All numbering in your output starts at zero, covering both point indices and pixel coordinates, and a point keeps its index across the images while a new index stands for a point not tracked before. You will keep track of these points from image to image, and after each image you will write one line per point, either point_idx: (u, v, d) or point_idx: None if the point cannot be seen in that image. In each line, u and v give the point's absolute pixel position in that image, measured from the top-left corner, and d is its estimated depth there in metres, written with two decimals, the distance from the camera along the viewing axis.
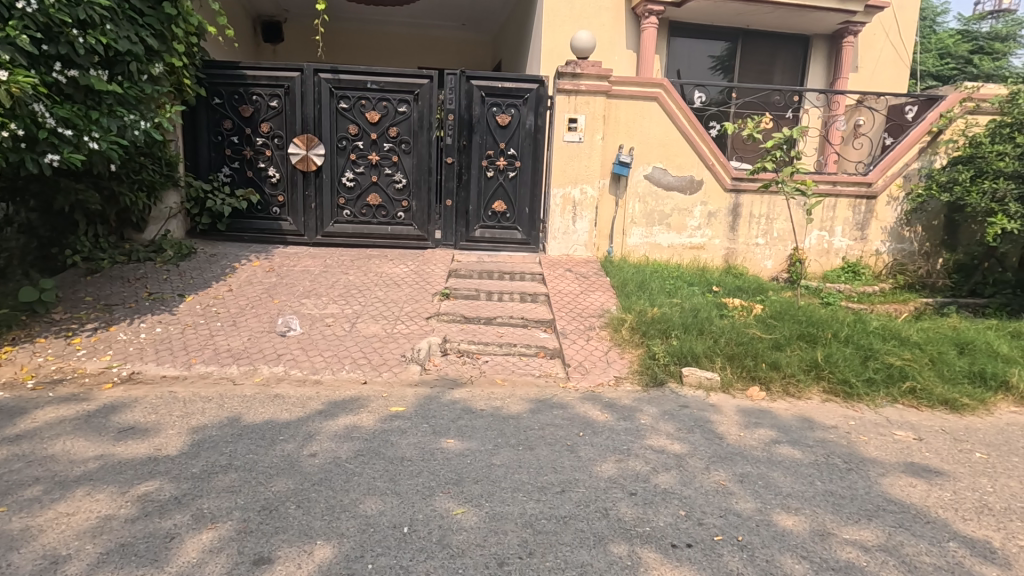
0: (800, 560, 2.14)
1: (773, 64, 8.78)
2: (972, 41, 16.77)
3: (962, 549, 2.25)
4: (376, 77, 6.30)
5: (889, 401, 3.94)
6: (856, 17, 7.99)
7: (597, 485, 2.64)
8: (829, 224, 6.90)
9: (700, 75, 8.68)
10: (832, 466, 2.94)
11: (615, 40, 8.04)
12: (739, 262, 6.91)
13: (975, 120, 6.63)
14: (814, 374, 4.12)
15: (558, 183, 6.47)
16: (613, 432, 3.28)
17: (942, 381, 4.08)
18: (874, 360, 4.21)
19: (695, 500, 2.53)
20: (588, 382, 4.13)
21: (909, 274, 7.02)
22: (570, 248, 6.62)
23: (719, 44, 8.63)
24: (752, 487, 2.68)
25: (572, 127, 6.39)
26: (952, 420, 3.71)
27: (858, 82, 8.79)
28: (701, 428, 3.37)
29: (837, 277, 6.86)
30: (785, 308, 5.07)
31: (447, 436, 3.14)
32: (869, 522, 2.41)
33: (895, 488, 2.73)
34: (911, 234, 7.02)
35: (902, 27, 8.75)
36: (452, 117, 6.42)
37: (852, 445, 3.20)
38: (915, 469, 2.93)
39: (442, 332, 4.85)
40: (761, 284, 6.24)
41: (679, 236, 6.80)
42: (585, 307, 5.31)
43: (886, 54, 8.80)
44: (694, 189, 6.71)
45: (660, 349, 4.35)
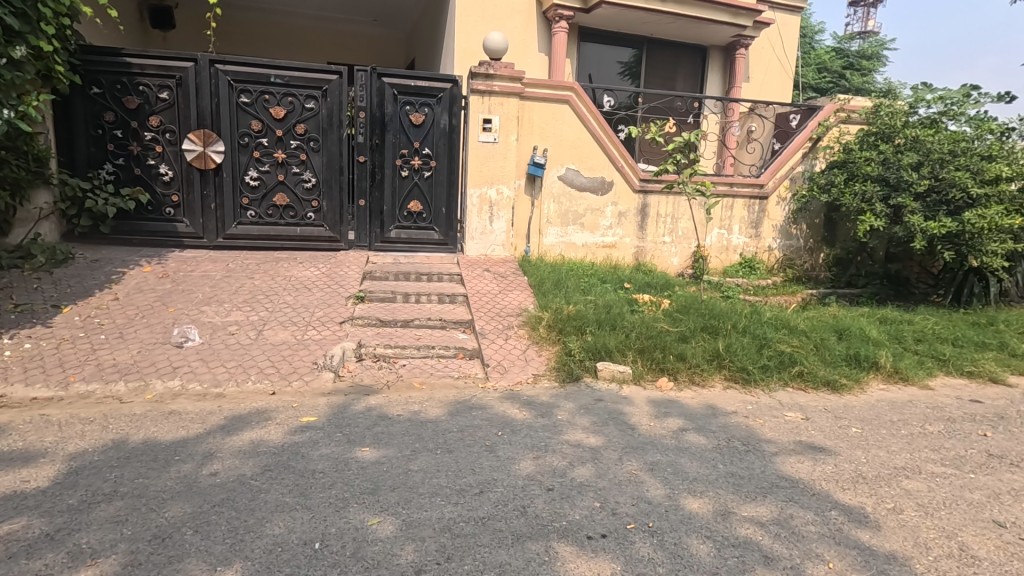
0: (704, 541, 2.27)
1: (675, 71, 9.28)
2: (844, 57, 18.71)
3: (842, 516, 2.48)
4: (280, 71, 5.98)
5: (781, 384, 4.29)
6: (746, 30, 8.66)
7: (515, 484, 2.67)
8: (727, 223, 7.42)
9: (609, 80, 9.02)
10: (732, 449, 3.15)
11: (528, 43, 8.16)
12: (648, 260, 7.25)
13: (847, 129, 7.37)
14: (716, 363, 4.40)
15: (474, 183, 6.46)
16: (532, 429, 3.33)
17: (825, 364, 4.50)
18: (768, 348, 4.57)
19: (610, 491, 2.62)
20: (507, 381, 4.16)
21: (797, 268, 7.69)
22: (487, 248, 6.64)
23: (627, 51, 9.00)
24: (662, 474, 2.82)
25: (487, 127, 6.41)
26: (833, 399, 4.10)
27: (750, 91, 9.49)
28: (615, 420, 3.49)
29: (735, 273, 7.38)
30: (690, 302, 5.39)
31: (362, 445, 3.04)
32: (765, 499, 2.61)
33: (786, 465, 2.97)
34: (798, 232, 7.69)
35: (786, 42, 9.56)
36: (363, 115, 6.23)
37: (750, 428, 3.46)
38: (803, 447, 3.20)
39: (357, 336, 4.71)
40: (668, 280, 6.59)
41: (593, 235, 7.02)
42: (502, 307, 5.34)
43: (772, 66, 9.58)
44: (606, 190, 6.96)
45: (575, 345, 4.48)
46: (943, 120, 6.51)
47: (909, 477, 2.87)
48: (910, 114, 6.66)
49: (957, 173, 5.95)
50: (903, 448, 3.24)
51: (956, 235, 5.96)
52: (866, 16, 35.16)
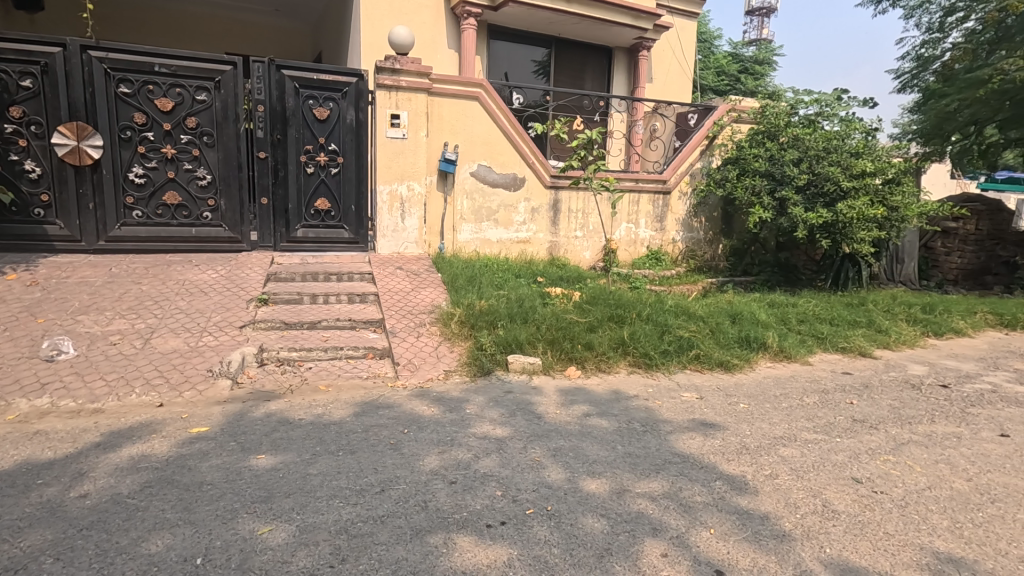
0: (598, 519, 2.37)
1: (583, 71, 9.55)
2: (740, 62, 20.08)
3: (725, 485, 2.67)
4: (166, 60, 5.55)
5: (680, 367, 4.55)
6: (647, 33, 9.08)
7: (418, 480, 2.65)
8: (635, 217, 7.75)
9: (520, 78, 9.14)
10: (632, 430, 3.30)
11: (436, 39, 8.10)
12: (561, 254, 7.42)
13: (739, 128, 7.92)
14: (621, 350, 4.59)
15: (383, 179, 6.31)
16: (439, 425, 3.31)
17: (719, 347, 4.82)
18: (668, 334, 4.83)
19: (512, 479, 2.67)
20: (418, 379, 4.12)
21: (699, 259, 8.16)
22: (400, 246, 6.50)
23: (536, 50, 9.16)
24: (564, 459, 2.90)
25: (395, 123, 6.28)
26: (726, 379, 4.40)
27: (654, 91, 9.95)
28: (522, 411, 3.56)
29: (643, 265, 7.72)
30: (599, 293, 5.58)
31: (258, 452, 2.90)
32: (658, 475, 2.76)
33: (679, 442, 3.15)
34: (699, 224, 8.16)
35: (685, 46, 10.12)
36: (261, 108, 5.91)
37: (649, 410, 3.64)
38: (697, 425, 3.41)
39: (259, 340, 4.48)
40: (580, 273, 6.78)
41: (506, 230, 7.10)
42: (414, 305, 5.25)
43: (673, 68, 10.10)
44: (518, 186, 7.06)
45: (486, 340, 4.51)
46: (819, 121, 7.16)
47: (786, 445, 3.13)
48: (792, 114, 7.27)
49: (831, 168, 6.57)
50: (782, 419, 3.53)
51: (831, 224, 6.56)
52: (760, 25, 38.01)
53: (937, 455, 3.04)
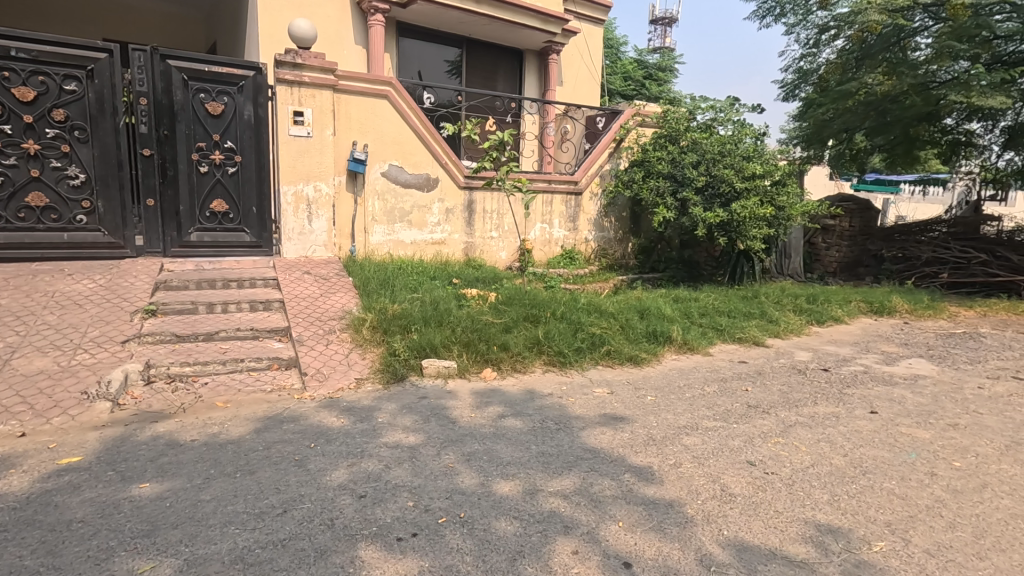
0: (511, 521, 2.36)
1: (495, 72, 9.59)
2: (644, 68, 21.06)
3: (633, 477, 2.76)
4: (24, 44, 4.89)
5: (593, 363, 4.68)
6: (556, 37, 9.28)
7: (324, 497, 2.51)
8: (548, 217, 7.89)
9: (431, 77, 9.01)
10: (545, 429, 3.33)
11: (341, 34, 7.79)
12: (477, 255, 7.41)
13: (643, 132, 8.29)
14: (536, 350, 4.64)
15: (286, 180, 5.97)
16: (348, 436, 3.18)
17: (629, 341, 5.01)
18: (582, 332, 4.95)
19: (424, 488, 2.60)
20: (327, 389, 3.93)
21: (610, 257, 8.45)
22: (307, 249, 6.18)
23: (448, 49, 9.07)
24: (478, 463, 2.87)
25: (298, 121, 5.96)
26: (635, 373, 4.57)
27: (564, 94, 10.19)
28: (436, 416, 3.49)
29: (557, 264, 7.87)
30: (514, 293, 5.61)
31: (141, 481, 2.63)
32: (570, 471, 2.80)
33: (591, 438, 3.22)
34: (609, 224, 8.46)
35: (592, 51, 10.44)
36: (144, 101, 5.38)
37: (563, 407, 3.69)
38: (607, 419, 3.51)
39: (145, 356, 4.08)
40: (496, 273, 6.80)
41: (420, 232, 6.97)
42: (323, 310, 5.00)
43: (582, 72, 10.39)
44: (431, 187, 6.96)
45: (400, 345, 4.39)
46: (715, 126, 7.64)
47: (689, 434, 3.30)
48: (691, 119, 7.72)
49: (725, 171, 7.03)
50: (686, 409, 3.71)
51: (727, 223, 7.02)
52: (663, 34, 40.10)
53: (819, 434, 3.32)
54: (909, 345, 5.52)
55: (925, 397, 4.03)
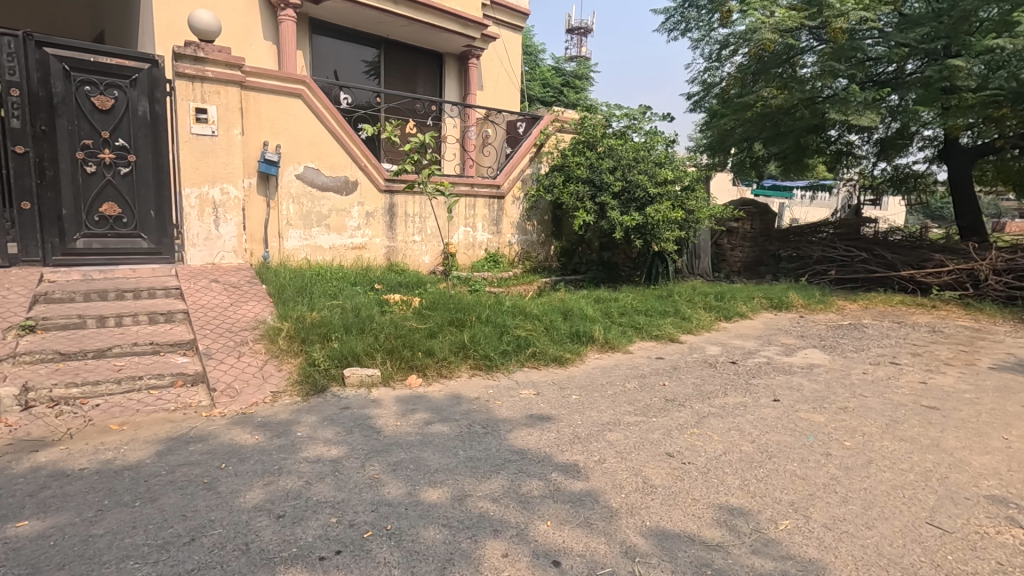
0: (439, 529, 2.32)
1: (414, 74, 9.47)
2: (562, 75, 21.65)
3: (560, 476, 2.80)
4: None
5: (519, 365, 4.72)
6: (476, 41, 9.31)
7: (238, 520, 2.35)
8: (471, 221, 7.89)
9: (348, 77, 8.75)
10: (472, 433, 3.31)
11: (249, 28, 7.39)
12: (399, 259, 7.26)
13: (562, 138, 8.50)
14: (462, 354, 4.62)
15: (189, 181, 5.53)
16: (264, 453, 2.99)
17: (554, 342, 5.10)
18: (507, 334, 4.98)
19: (348, 502, 2.50)
20: (239, 405, 3.68)
21: (533, 260, 8.57)
22: (214, 255, 5.76)
23: (365, 49, 8.84)
24: (404, 472, 2.81)
25: (201, 118, 5.54)
26: (560, 373, 4.65)
27: (485, 99, 10.24)
28: (359, 426, 3.37)
29: (482, 267, 7.88)
30: (438, 297, 5.56)
31: (19, 519, 2.33)
32: (498, 475, 2.80)
33: (518, 439, 3.25)
34: (532, 227, 8.58)
35: (511, 57, 10.58)
36: (15, 92, 4.79)
37: (490, 411, 3.70)
38: (534, 420, 3.55)
39: (23, 378, 3.63)
40: (420, 278, 6.68)
41: (339, 236, 6.73)
42: (234, 321, 4.69)
43: (501, 77, 10.49)
44: (350, 190, 6.73)
45: (319, 354, 4.21)
46: (629, 133, 7.99)
47: (612, 430, 3.40)
48: (607, 127, 8.02)
49: (640, 176, 7.36)
50: (609, 406, 3.84)
51: (643, 227, 7.35)
52: (579, 43, 41.44)
53: (730, 424, 3.54)
54: (804, 337, 6.03)
55: (819, 383, 4.41)
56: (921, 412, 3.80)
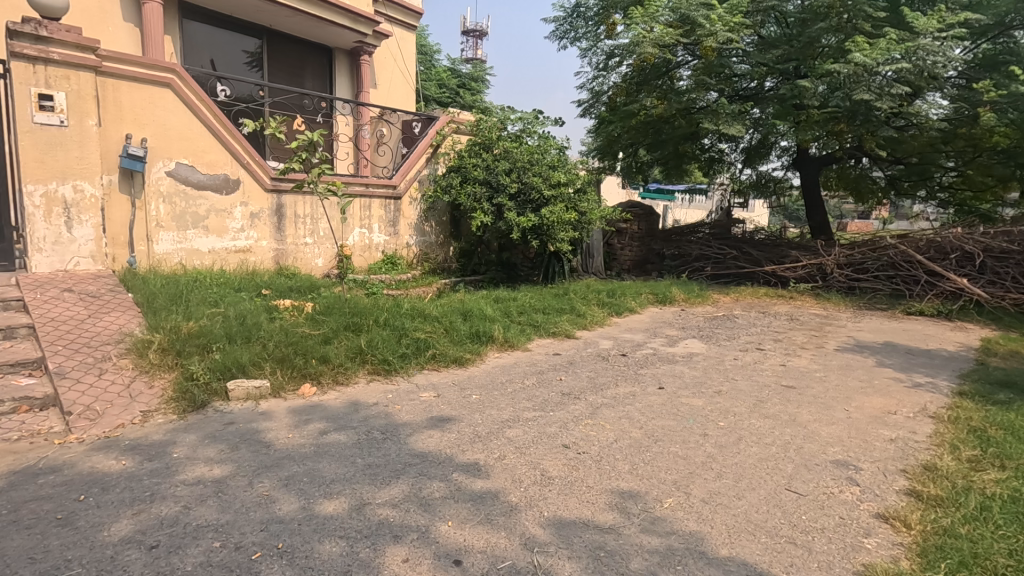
0: (336, 541, 2.24)
1: (301, 68, 9.00)
2: (458, 77, 21.66)
3: (461, 475, 2.82)
4: None
5: (419, 368, 4.66)
6: (367, 38, 9.05)
7: (101, 556, 2.11)
8: (367, 222, 7.66)
9: (227, 68, 8.13)
10: (371, 440, 3.23)
11: (105, 7, 6.62)
12: (289, 263, 6.86)
13: (459, 139, 8.51)
14: (359, 359, 4.48)
15: (33, 177, 4.82)
16: (133, 479, 2.71)
17: (454, 344, 5.10)
18: (406, 337, 4.90)
19: (233, 524, 2.33)
20: (101, 429, 3.29)
21: (432, 261, 8.50)
22: (67, 261, 5.07)
23: (245, 39, 8.26)
24: (297, 486, 2.67)
25: (46, 106, 4.85)
26: (460, 373, 4.66)
27: (378, 97, 9.98)
28: (246, 442, 3.15)
29: (379, 269, 7.67)
30: (333, 301, 5.35)
31: None
32: (398, 480, 2.76)
33: (418, 442, 3.21)
34: (430, 228, 8.51)
35: (405, 55, 10.41)
36: None
37: (389, 416, 3.62)
38: (434, 422, 3.53)
39: None
40: (312, 282, 6.38)
41: (220, 239, 6.24)
42: (93, 334, 4.18)
43: (395, 76, 10.28)
44: (231, 189, 6.26)
45: (198, 367, 3.87)
46: (524, 136, 8.20)
47: (512, 426, 3.48)
48: (502, 130, 8.17)
49: (534, 178, 7.57)
50: (508, 403, 3.92)
51: (538, 227, 7.57)
52: (475, 45, 41.65)
53: (620, 413, 3.76)
54: (685, 328, 6.55)
55: (698, 370, 4.82)
56: (781, 391, 4.29)
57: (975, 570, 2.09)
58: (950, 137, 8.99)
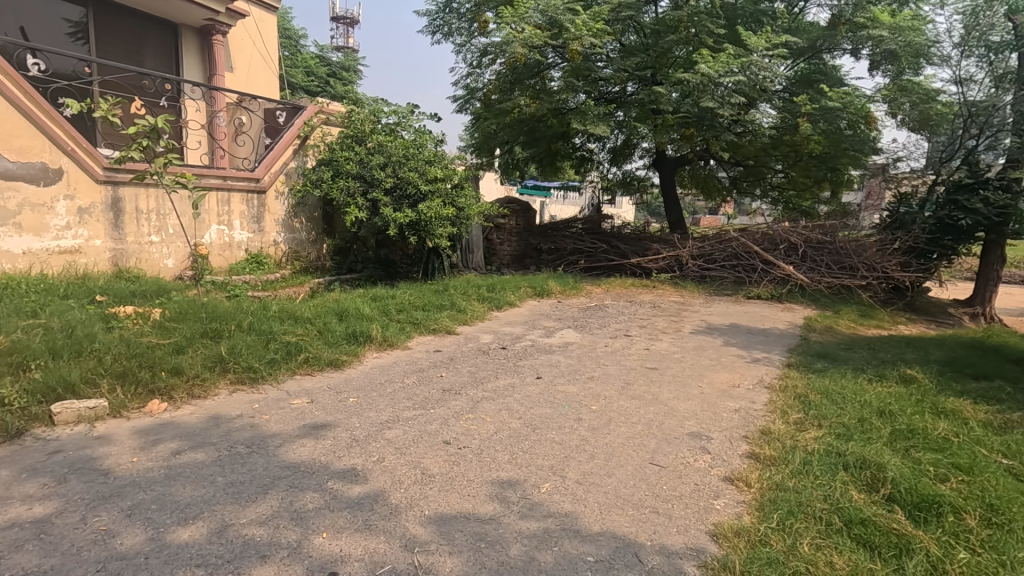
0: (193, 571, 2.02)
1: (140, 45, 7.98)
2: (328, 65, 20.60)
3: (337, 483, 2.69)
4: None
5: (289, 374, 4.35)
6: (220, 16, 8.26)
7: None
8: (226, 218, 7.01)
9: (43, 38, 6.97)
10: (234, 456, 2.97)
11: None
12: (131, 264, 6.06)
13: (328, 131, 8.08)
14: (219, 369, 4.08)
15: None
16: None
17: (328, 346, 4.85)
18: (274, 342, 4.57)
19: (62, 569, 2.01)
20: None
21: (304, 259, 8.00)
22: None
23: (66, 5, 7.14)
24: (144, 515, 2.37)
25: None
26: (336, 376, 4.44)
27: (236, 82, 9.16)
28: (77, 472, 2.74)
29: (242, 269, 7.04)
30: (187, 306, 4.82)
31: None
32: (265, 495, 2.56)
33: (288, 453, 3.01)
34: (300, 225, 8.01)
35: (265, 39, 9.66)
36: None
37: (255, 428, 3.35)
38: (308, 430, 3.33)
39: None
40: (161, 285, 5.68)
41: (39, 239, 5.35)
42: None
43: (255, 61, 9.51)
44: (51, 180, 5.38)
45: (11, 390, 3.29)
46: (398, 130, 8.01)
47: (391, 427, 3.40)
48: (375, 122, 7.91)
49: (411, 173, 7.42)
50: (387, 404, 3.82)
51: (416, 223, 7.44)
52: (346, 33, 39.77)
53: (500, 405, 3.84)
54: (561, 319, 6.84)
55: (573, 359, 5.07)
56: (645, 373, 4.65)
57: (800, 516, 2.44)
58: (777, 143, 10.30)
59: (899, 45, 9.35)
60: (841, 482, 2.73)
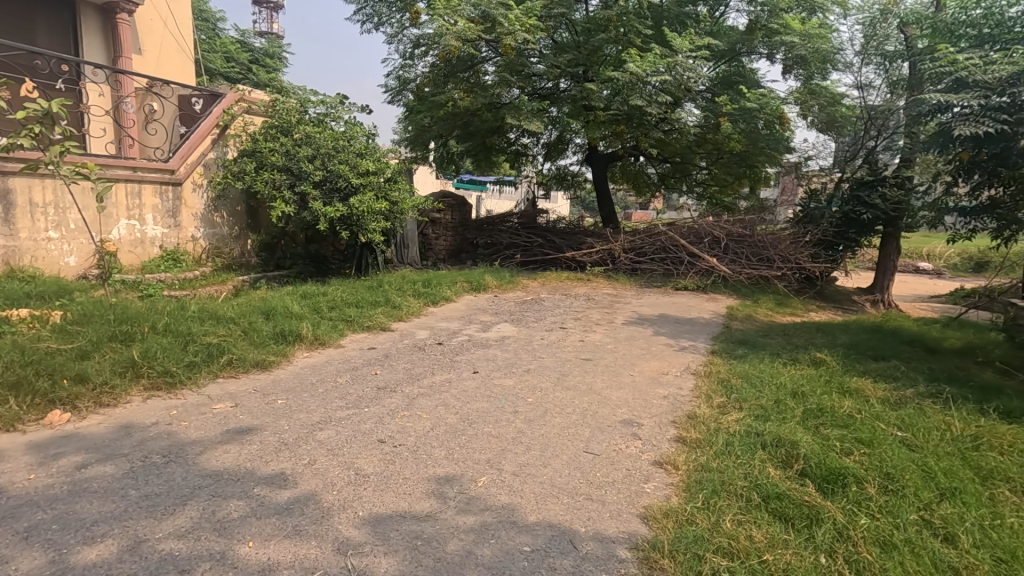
0: None
1: (31, 21, 7.25)
2: (249, 51, 19.53)
3: (264, 489, 2.57)
4: None
5: (211, 377, 4.10)
6: None
7: None
8: (137, 213, 6.51)
9: None
10: (148, 467, 2.77)
11: None
12: (25, 262, 5.51)
13: (251, 120, 7.66)
14: (131, 374, 3.79)
15: None
16: None
17: (254, 346, 4.62)
18: (194, 343, 4.29)
19: None
20: None
21: (226, 256, 7.57)
22: None
23: None
24: (44, 537, 2.17)
25: None
26: (263, 378, 4.24)
27: (145, 65, 8.50)
28: None
29: (156, 267, 6.56)
30: (92, 307, 4.44)
31: None
32: (184, 507, 2.41)
33: (210, 461, 2.85)
34: (221, 219, 7.56)
35: (178, 20, 9.02)
36: None
37: (172, 435, 3.14)
38: (232, 435, 3.16)
39: None
40: (61, 285, 5.20)
41: None
42: None
43: (167, 44, 8.86)
44: None
45: None
46: (328, 121, 7.72)
47: (323, 428, 3.29)
48: (303, 112, 7.58)
49: (341, 166, 7.18)
50: (319, 405, 3.68)
51: (348, 217, 7.21)
52: (270, 17, 37.86)
53: (436, 401, 3.80)
54: (498, 313, 6.85)
55: (509, 352, 5.10)
56: (580, 364, 4.75)
57: (723, 495, 2.58)
58: (701, 140, 10.77)
59: (808, 51, 10.08)
60: (760, 460, 2.91)
